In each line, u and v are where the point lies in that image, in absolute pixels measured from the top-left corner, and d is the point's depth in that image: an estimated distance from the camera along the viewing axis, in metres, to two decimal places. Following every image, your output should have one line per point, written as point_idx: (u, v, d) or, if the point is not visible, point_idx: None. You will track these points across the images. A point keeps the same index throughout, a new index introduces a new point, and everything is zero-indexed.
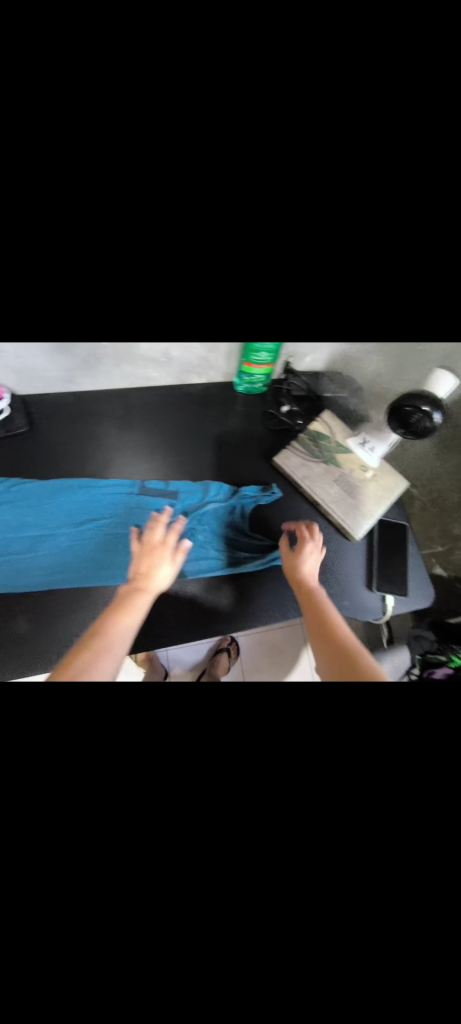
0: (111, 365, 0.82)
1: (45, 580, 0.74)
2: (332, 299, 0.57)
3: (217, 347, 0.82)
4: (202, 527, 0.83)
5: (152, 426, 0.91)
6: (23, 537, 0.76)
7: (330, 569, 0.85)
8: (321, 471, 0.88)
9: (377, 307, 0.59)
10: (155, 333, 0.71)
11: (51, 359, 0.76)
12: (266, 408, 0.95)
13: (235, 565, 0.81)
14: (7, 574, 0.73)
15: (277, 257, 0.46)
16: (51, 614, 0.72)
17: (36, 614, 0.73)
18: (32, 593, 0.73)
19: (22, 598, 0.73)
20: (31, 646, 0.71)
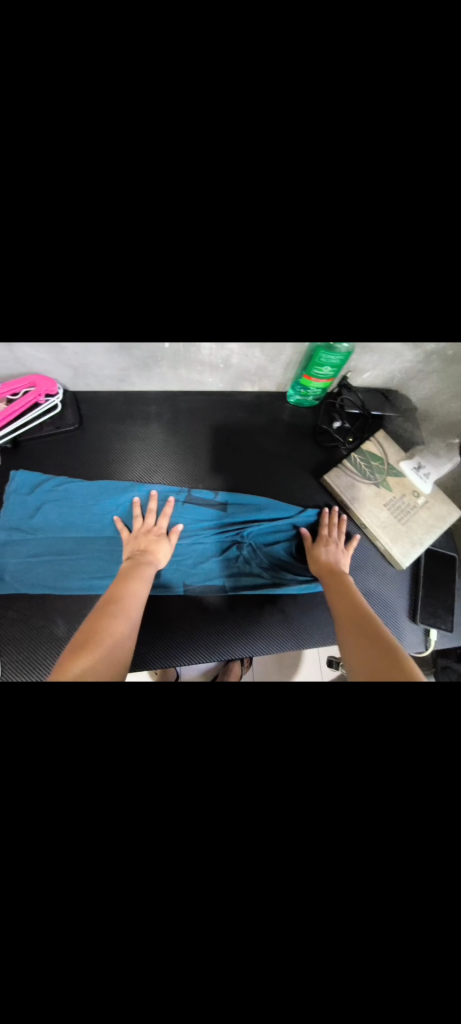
0: (168, 367, 0.79)
1: (87, 586, 0.72)
2: None
3: (278, 356, 0.79)
4: (246, 542, 0.81)
5: (200, 431, 0.88)
6: (67, 539, 0.74)
7: (374, 595, 0.83)
8: (371, 493, 0.84)
9: None
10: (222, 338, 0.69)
11: (108, 357, 0.74)
12: (318, 422, 0.92)
13: (279, 584, 0.78)
14: (50, 574, 0.72)
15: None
16: None
17: (74, 618, 0.70)
18: (72, 598, 0.71)
19: (63, 603, 0.71)
20: None
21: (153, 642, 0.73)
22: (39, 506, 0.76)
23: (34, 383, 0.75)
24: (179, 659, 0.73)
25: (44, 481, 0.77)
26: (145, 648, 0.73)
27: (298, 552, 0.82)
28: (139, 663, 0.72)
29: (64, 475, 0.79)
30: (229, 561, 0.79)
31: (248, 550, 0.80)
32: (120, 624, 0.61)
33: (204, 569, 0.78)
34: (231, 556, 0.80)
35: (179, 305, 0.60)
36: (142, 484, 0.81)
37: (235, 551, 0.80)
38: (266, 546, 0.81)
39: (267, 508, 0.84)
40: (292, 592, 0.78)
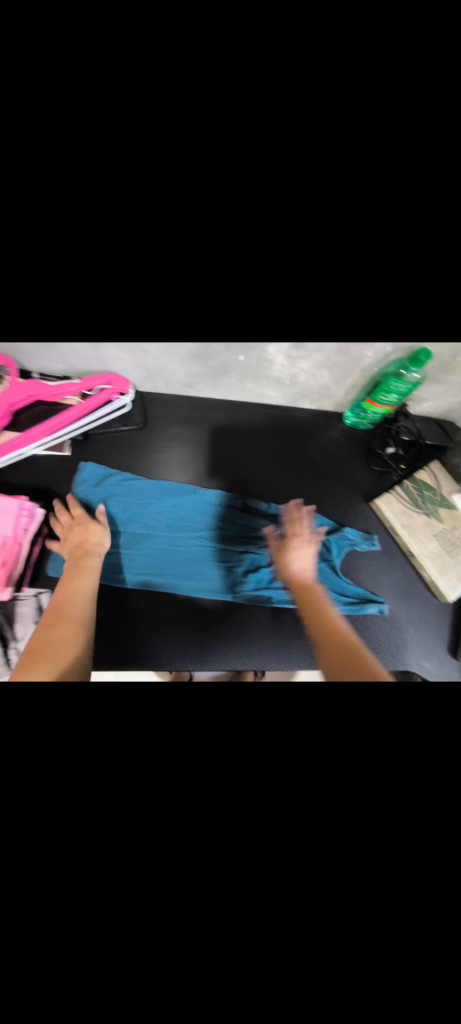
0: (237, 380, 0.82)
1: (155, 579, 0.77)
2: None
3: (344, 379, 0.81)
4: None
5: (256, 443, 0.90)
6: (133, 536, 0.79)
7: (415, 625, 0.82)
8: (421, 522, 0.84)
9: None
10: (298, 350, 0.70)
11: (184, 364, 0.77)
12: (372, 447, 0.93)
13: None
14: (111, 567, 0.76)
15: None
16: (142, 618, 0.75)
17: (127, 612, 0.75)
18: (134, 592, 0.76)
19: (120, 598, 0.75)
20: (121, 647, 0.73)
21: (195, 644, 0.75)
22: (105, 500, 0.80)
23: (110, 380, 0.78)
24: (219, 663, 0.74)
25: (111, 476, 0.82)
26: (190, 652, 0.74)
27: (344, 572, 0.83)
28: (177, 663, 0.73)
29: (129, 473, 0.83)
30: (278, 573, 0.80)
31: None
32: (69, 629, 0.61)
33: (255, 579, 0.79)
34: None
35: (270, 321, 0.62)
36: (201, 491, 0.84)
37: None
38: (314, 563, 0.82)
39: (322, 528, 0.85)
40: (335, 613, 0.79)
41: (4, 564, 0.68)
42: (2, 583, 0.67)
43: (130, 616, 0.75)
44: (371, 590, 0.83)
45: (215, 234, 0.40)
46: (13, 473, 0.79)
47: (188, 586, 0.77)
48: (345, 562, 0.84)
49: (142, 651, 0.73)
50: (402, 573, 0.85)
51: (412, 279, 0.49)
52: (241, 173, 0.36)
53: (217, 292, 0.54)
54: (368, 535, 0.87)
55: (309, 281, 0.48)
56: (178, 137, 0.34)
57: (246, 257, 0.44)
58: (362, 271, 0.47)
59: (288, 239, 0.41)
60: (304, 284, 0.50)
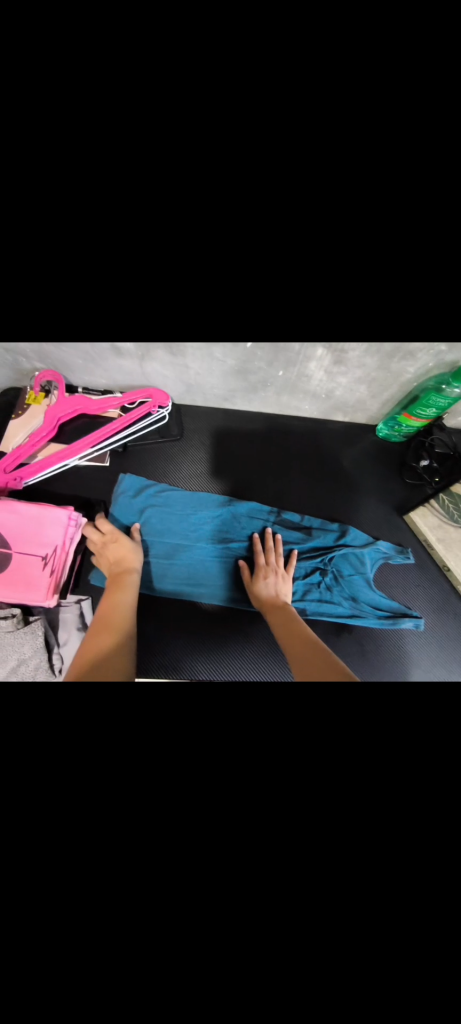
0: (273, 393, 0.83)
1: (183, 582, 0.77)
2: None
3: (381, 392, 0.81)
4: (329, 570, 0.82)
5: (289, 455, 0.91)
6: (162, 541, 0.80)
7: (455, 640, 0.80)
8: (458, 535, 0.84)
9: None
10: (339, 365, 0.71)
11: (223, 378, 0.79)
12: (405, 459, 0.92)
13: (358, 614, 0.79)
14: (148, 576, 0.77)
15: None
16: (176, 628, 0.75)
17: (163, 621, 0.75)
18: (167, 599, 0.76)
19: (154, 606, 0.76)
20: (156, 652, 0.73)
21: (227, 654, 0.74)
22: (142, 510, 0.81)
23: (151, 394, 0.81)
24: (252, 673, 0.73)
25: (148, 486, 0.84)
26: (224, 661, 0.73)
27: (377, 586, 0.83)
28: (210, 671, 0.72)
29: (165, 483, 0.85)
30: (311, 587, 0.80)
31: (331, 579, 0.81)
32: (109, 636, 0.63)
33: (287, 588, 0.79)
34: (313, 581, 0.81)
35: (313, 332, 0.64)
36: (235, 501, 0.85)
37: (318, 577, 0.81)
38: (348, 577, 0.82)
39: (355, 539, 0.85)
40: (370, 624, 0.79)
41: (52, 572, 0.70)
42: (51, 590, 0.69)
43: (164, 625, 0.75)
44: (406, 605, 0.82)
45: None
46: (56, 482, 0.82)
47: (212, 594, 0.77)
48: (378, 576, 0.84)
49: (176, 658, 0.73)
50: (438, 587, 0.83)
51: None
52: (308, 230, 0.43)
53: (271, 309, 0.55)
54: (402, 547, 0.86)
55: None
56: None
57: None
58: None
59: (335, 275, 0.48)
60: None
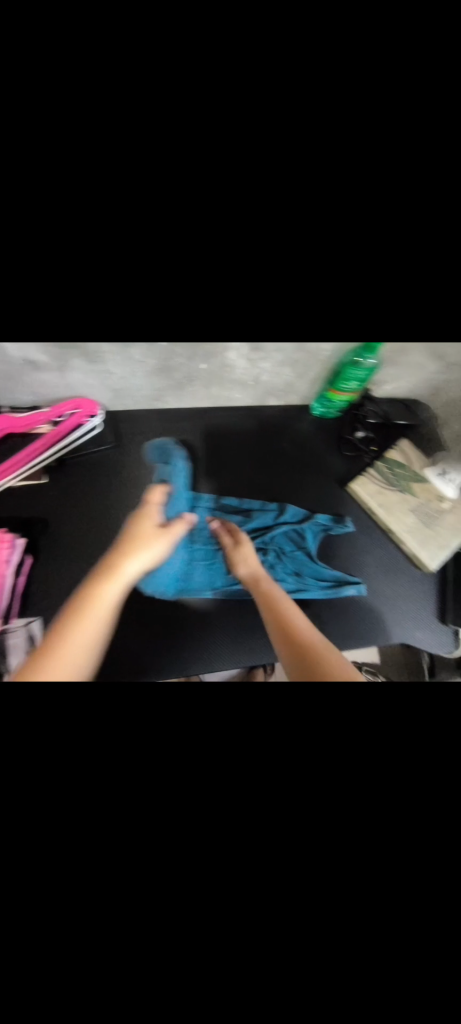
0: (202, 386, 0.84)
1: (123, 577, 0.80)
2: (426, 295, 0.61)
3: (306, 373, 0.84)
4: (269, 550, 0.86)
5: (228, 444, 0.94)
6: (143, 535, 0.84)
7: (403, 597, 0.85)
8: (397, 499, 0.88)
9: (435, 307, 0.64)
10: (258, 344, 0.73)
11: (150, 378, 0.79)
12: (342, 433, 0.96)
13: (301, 589, 0.83)
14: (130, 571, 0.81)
15: (435, 267, 0.55)
16: (135, 630, 0.79)
17: (120, 626, 0.79)
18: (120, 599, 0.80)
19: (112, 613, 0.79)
20: (120, 657, 0.77)
21: (192, 645, 0.79)
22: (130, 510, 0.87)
23: (79, 405, 0.81)
24: (216, 660, 0.79)
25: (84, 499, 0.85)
26: (190, 652, 0.79)
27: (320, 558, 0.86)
28: (176, 664, 0.78)
29: (105, 491, 0.86)
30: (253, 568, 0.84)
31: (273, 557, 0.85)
32: (73, 647, 0.72)
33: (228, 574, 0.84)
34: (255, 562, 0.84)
35: (222, 321, 0.66)
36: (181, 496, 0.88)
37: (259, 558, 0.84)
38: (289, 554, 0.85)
39: (293, 517, 0.88)
40: (316, 595, 0.83)
41: None
42: None
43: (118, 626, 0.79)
44: (358, 573, 0.86)
45: (158, 238, 0.47)
46: None
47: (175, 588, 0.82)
48: (321, 548, 0.87)
49: (140, 657, 0.78)
50: (386, 552, 0.88)
51: (350, 267, 0.54)
52: (194, 191, 0.42)
53: (168, 291, 0.57)
54: (341, 518, 0.89)
55: (251, 276, 0.54)
56: (90, 139, 0.38)
57: (192, 253, 0.50)
58: (297, 274, 0.55)
59: (225, 241, 0.48)
60: (251, 281, 0.56)
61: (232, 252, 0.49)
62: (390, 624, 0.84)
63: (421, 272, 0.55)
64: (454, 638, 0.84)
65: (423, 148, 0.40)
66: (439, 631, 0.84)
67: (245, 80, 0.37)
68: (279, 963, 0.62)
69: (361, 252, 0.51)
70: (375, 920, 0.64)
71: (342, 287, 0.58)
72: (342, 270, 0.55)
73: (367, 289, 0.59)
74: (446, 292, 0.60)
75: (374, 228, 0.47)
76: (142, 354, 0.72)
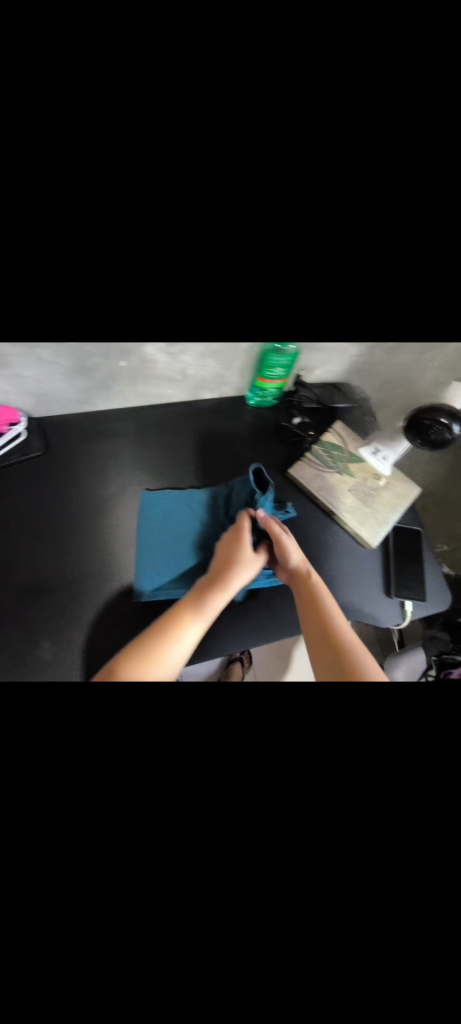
0: (128, 384, 0.83)
1: (64, 585, 0.80)
2: (334, 292, 0.63)
3: (231, 364, 0.84)
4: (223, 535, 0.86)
5: (166, 442, 0.94)
6: (160, 525, 0.84)
7: (347, 575, 0.88)
8: (335, 481, 0.90)
9: (338, 300, 0.66)
10: (174, 338, 0.72)
11: (69, 380, 0.77)
12: (279, 421, 0.96)
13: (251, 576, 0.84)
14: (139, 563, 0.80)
15: (327, 263, 0.53)
16: (72, 637, 0.77)
17: (55, 635, 0.77)
18: (57, 608, 0.79)
19: (47, 622, 0.77)
20: (58, 665, 0.75)
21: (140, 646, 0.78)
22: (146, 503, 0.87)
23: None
24: None
25: (12, 509, 0.82)
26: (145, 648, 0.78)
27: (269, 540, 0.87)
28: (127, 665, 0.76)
29: (33, 498, 0.84)
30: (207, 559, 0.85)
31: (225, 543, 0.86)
32: (179, 646, 0.66)
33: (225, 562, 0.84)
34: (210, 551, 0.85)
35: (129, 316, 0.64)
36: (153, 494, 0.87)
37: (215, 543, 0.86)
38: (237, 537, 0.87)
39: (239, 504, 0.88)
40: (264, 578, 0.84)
41: None
42: None
43: (83, 628, 0.77)
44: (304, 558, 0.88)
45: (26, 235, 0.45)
46: None
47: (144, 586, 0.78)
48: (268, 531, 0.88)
49: (83, 662, 0.76)
50: (330, 533, 0.90)
51: (242, 265, 0.53)
52: None
53: (60, 297, 0.54)
54: (283, 504, 0.89)
55: (141, 275, 0.53)
56: None
57: (69, 252, 0.48)
58: (187, 271, 0.54)
59: (94, 233, 0.45)
60: (144, 279, 0.55)
61: (108, 248, 0.47)
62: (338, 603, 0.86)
63: (340, 267, 0.55)
64: (400, 609, 0.87)
65: (314, 139, 0.39)
66: (387, 604, 0.87)
67: (53, 35, 0.33)
68: (250, 986, 0.57)
69: (256, 252, 0.51)
70: (352, 936, 0.58)
71: (241, 290, 0.59)
72: (238, 271, 0.54)
73: (272, 288, 0.59)
74: (368, 284, 0.60)
75: (258, 225, 0.47)
76: (53, 356, 0.70)
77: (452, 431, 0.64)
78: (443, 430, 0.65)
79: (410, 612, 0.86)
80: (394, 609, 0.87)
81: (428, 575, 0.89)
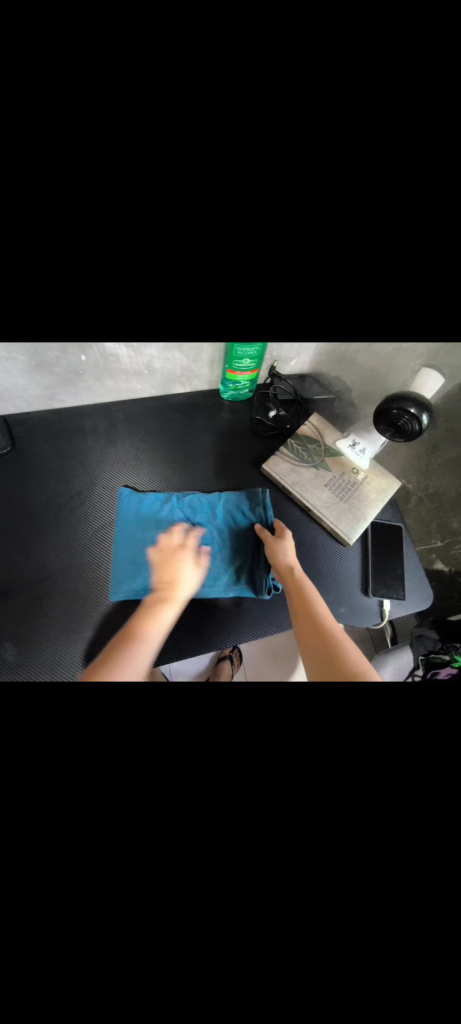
0: (92, 379, 0.81)
1: (27, 586, 0.79)
2: None
3: (200, 356, 0.81)
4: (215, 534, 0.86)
5: (137, 438, 0.92)
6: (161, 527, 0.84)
7: (324, 574, 0.85)
8: (311, 477, 0.86)
9: None
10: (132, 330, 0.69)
11: (30, 377, 0.76)
12: (254, 414, 0.93)
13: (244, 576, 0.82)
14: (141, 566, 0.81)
15: None
16: (38, 637, 0.76)
17: (20, 637, 0.76)
18: (23, 609, 0.78)
19: (13, 623, 0.76)
20: (22, 665, 0.74)
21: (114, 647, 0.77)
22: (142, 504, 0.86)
23: None
24: None
25: None
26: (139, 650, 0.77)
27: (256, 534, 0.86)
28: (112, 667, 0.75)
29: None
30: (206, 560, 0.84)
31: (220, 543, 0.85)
32: (137, 653, 0.66)
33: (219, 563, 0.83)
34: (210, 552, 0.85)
35: None
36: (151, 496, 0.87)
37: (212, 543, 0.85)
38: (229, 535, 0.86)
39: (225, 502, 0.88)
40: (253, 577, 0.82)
41: None
42: None
43: (50, 627, 0.77)
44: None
45: None
46: None
47: (117, 587, 0.79)
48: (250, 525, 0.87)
49: (50, 662, 0.74)
50: (306, 530, 0.87)
51: None
52: None
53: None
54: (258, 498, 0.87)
55: None
56: None
57: None
58: None
59: None
60: None
61: None
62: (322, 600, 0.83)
63: None
64: (378, 609, 0.83)
65: None
66: (365, 604, 0.83)
67: None
68: None
69: None
70: None
71: None
72: None
73: None
74: None
75: None
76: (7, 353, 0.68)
77: (421, 427, 0.61)
78: (413, 426, 0.62)
79: (389, 612, 0.83)
80: (373, 609, 0.83)
81: (409, 573, 0.86)
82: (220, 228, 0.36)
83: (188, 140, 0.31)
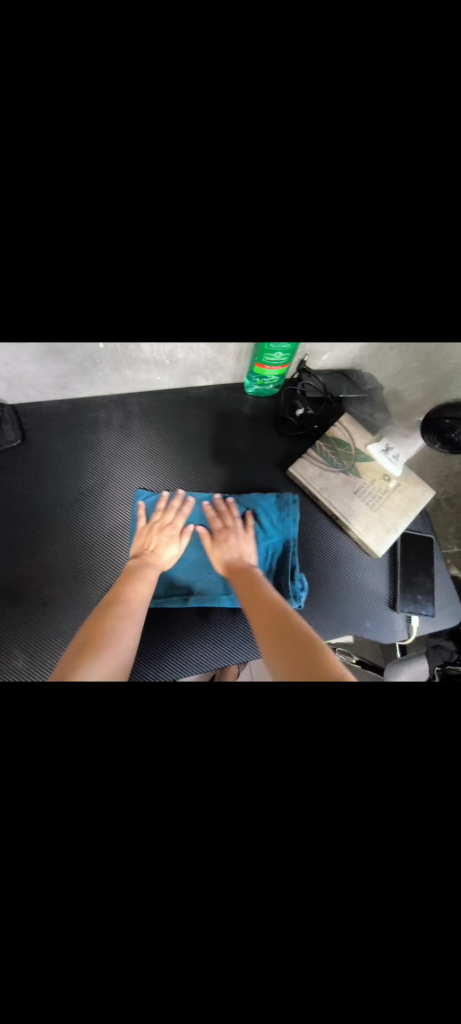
0: (110, 367, 0.75)
1: (38, 588, 0.75)
2: None
3: (227, 347, 0.74)
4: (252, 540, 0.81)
5: (154, 433, 0.86)
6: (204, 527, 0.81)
7: (349, 586, 0.80)
8: (340, 481, 0.81)
9: None
10: None
11: (42, 364, 0.69)
12: (279, 411, 0.87)
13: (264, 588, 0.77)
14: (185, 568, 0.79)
15: None
16: (49, 644, 0.72)
17: (31, 644, 0.72)
18: (34, 612, 0.73)
19: (23, 627, 0.72)
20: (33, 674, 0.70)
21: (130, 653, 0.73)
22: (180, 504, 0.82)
23: None
24: (157, 670, 0.73)
25: None
26: (151, 658, 0.73)
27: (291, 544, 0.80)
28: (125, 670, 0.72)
29: (7, 494, 0.78)
30: None
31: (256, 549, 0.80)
32: (119, 632, 0.63)
33: None
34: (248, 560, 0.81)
35: None
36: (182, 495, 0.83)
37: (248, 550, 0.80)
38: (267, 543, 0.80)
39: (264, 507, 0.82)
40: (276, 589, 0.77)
41: None
42: None
43: (61, 633, 0.73)
44: (303, 569, 0.80)
45: None
46: None
47: None
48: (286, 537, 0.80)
49: None
50: (331, 537, 0.83)
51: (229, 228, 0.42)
52: None
53: None
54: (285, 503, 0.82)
55: None
56: None
57: None
58: None
59: None
60: None
61: None
62: (348, 611, 0.79)
63: None
64: (405, 623, 0.79)
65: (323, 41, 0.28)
66: (392, 619, 0.79)
67: None
68: None
69: None
70: None
71: None
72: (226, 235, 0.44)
73: None
74: None
75: None
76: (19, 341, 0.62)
77: None
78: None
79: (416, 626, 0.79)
80: (400, 623, 0.79)
81: (438, 587, 0.82)
82: (288, 214, 0.32)
83: (255, 129, 0.29)
